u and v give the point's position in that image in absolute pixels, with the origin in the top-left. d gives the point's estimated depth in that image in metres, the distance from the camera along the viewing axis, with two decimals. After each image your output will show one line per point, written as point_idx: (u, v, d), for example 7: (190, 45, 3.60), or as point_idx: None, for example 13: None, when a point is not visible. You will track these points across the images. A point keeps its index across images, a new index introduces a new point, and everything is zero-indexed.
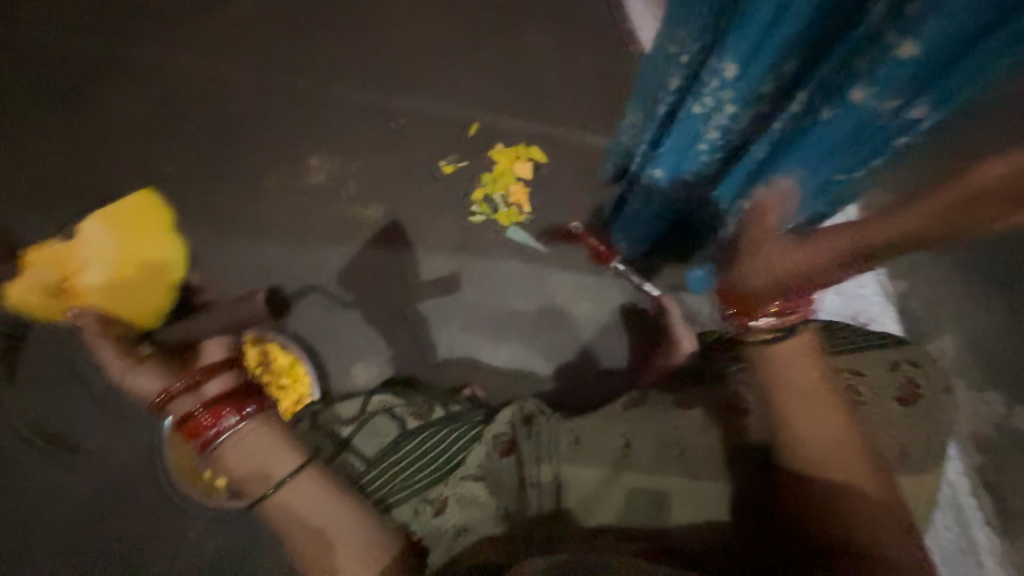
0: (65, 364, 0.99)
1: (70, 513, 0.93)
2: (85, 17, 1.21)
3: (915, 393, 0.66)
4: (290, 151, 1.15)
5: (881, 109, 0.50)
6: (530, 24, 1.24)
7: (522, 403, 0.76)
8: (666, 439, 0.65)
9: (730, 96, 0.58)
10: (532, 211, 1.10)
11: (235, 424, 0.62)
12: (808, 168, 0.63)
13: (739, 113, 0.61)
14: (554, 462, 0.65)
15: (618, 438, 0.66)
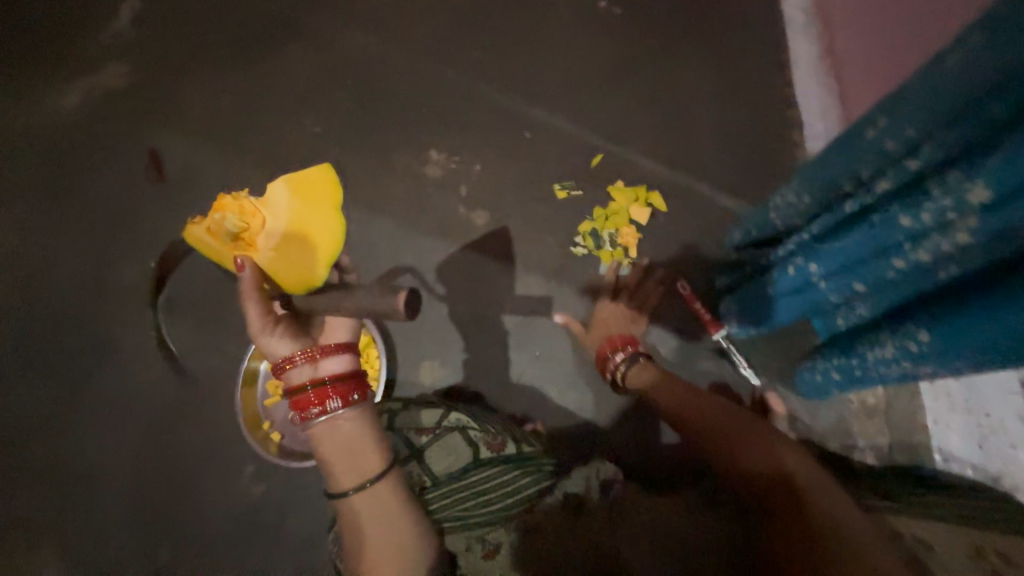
0: (204, 289, 1.17)
1: (177, 416, 1.10)
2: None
3: None
4: (418, 142, 1.21)
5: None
6: (683, 59, 1.17)
7: (601, 466, 0.75)
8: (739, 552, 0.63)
9: (967, 223, 0.45)
10: (634, 254, 1.05)
11: (337, 410, 0.63)
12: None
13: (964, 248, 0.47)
14: (621, 540, 0.64)
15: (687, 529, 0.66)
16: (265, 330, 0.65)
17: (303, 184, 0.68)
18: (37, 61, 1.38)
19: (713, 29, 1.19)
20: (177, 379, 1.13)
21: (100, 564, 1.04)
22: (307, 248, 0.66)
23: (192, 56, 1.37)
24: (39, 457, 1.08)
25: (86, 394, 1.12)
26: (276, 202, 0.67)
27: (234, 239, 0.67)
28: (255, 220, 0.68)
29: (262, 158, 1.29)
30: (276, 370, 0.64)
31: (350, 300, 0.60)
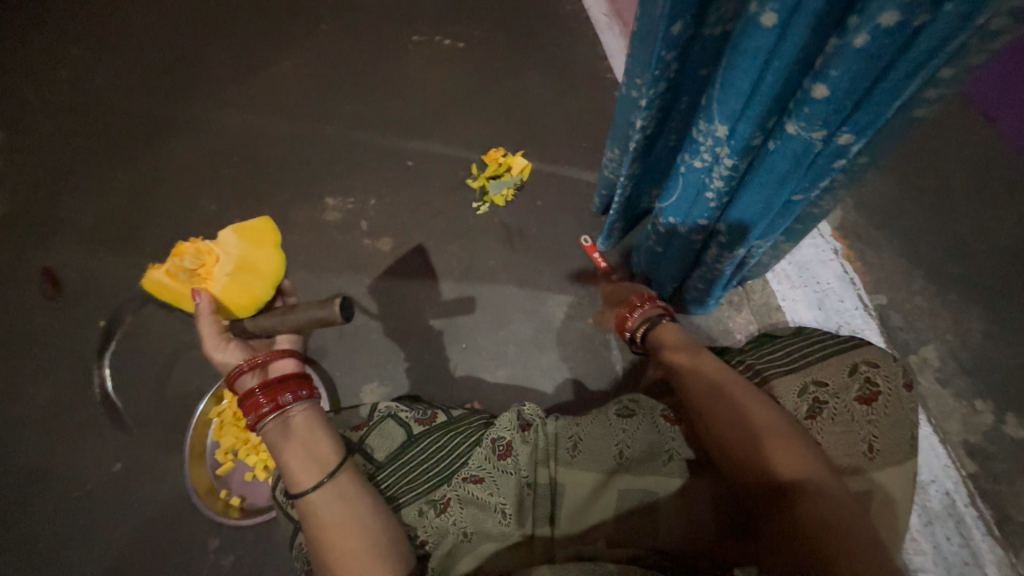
0: (132, 383, 1.18)
1: (124, 519, 1.06)
2: (167, 102, 1.50)
3: (875, 394, 0.64)
4: (316, 196, 1.33)
5: (820, 139, 0.55)
6: (524, 72, 1.39)
7: (521, 407, 0.72)
8: (657, 446, 0.67)
9: (723, 150, 0.63)
10: (525, 236, 1.19)
11: (292, 404, 0.71)
12: (768, 202, 0.67)
13: (735, 164, 0.64)
14: (552, 465, 0.67)
15: (612, 445, 0.67)
16: (220, 346, 0.76)
17: (249, 231, 0.88)
18: None
19: (543, 47, 1.42)
20: (115, 480, 1.09)
21: None
22: (260, 274, 0.85)
23: (74, 169, 1.41)
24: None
25: (16, 529, 1.06)
26: (228, 243, 0.85)
27: (191, 274, 0.82)
28: (210, 257, 0.83)
29: (165, 246, 1.33)
30: (228, 380, 0.74)
31: (294, 312, 0.73)
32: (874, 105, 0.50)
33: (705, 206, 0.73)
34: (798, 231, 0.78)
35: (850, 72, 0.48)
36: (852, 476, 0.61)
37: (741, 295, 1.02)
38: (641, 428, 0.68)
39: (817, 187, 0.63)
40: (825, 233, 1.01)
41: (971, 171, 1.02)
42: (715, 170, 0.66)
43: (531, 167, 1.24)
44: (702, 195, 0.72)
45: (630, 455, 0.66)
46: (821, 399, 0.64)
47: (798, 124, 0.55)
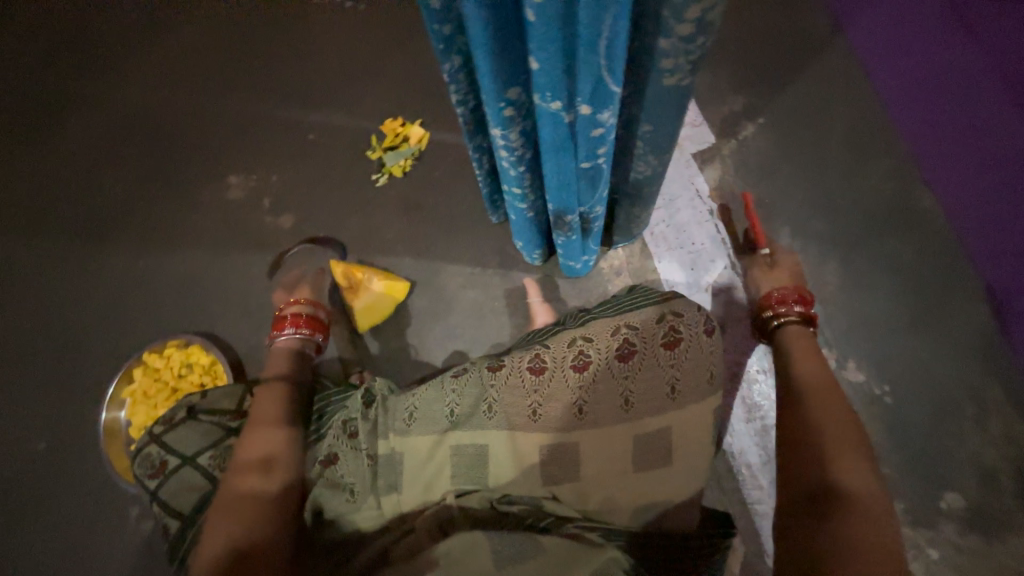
0: (49, 366, 1.21)
1: (49, 494, 1.12)
2: (64, 77, 1.45)
3: (677, 339, 0.68)
4: (219, 173, 1.31)
5: (558, 110, 0.49)
6: (426, 34, 1.34)
7: (372, 384, 0.78)
8: (475, 407, 0.70)
9: (493, 126, 0.56)
10: (422, 207, 1.19)
11: (318, 341, 0.87)
12: (560, 174, 0.62)
13: (510, 139, 0.58)
14: (390, 439, 0.72)
15: (444, 415, 0.71)
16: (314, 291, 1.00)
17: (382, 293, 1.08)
18: None
19: None
20: (37, 459, 1.14)
21: None
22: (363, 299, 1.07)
23: None
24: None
25: None
26: (367, 284, 1.07)
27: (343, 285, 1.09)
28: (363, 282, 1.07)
29: (70, 229, 1.31)
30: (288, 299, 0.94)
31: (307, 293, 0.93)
32: (587, 73, 0.45)
33: (512, 178, 0.67)
34: (642, 193, 0.79)
35: (550, 42, 0.41)
36: (656, 416, 0.67)
37: (621, 260, 1.04)
38: (470, 388, 0.71)
39: (597, 154, 0.59)
40: (703, 194, 1.03)
41: (845, 128, 1.04)
42: (496, 141, 0.59)
43: (429, 136, 1.23)
44: (507, 170, 0.66)
45: (460, 416, 0.70)
46: (629, 342, 0.69)
47: (537, 95, 0.48)
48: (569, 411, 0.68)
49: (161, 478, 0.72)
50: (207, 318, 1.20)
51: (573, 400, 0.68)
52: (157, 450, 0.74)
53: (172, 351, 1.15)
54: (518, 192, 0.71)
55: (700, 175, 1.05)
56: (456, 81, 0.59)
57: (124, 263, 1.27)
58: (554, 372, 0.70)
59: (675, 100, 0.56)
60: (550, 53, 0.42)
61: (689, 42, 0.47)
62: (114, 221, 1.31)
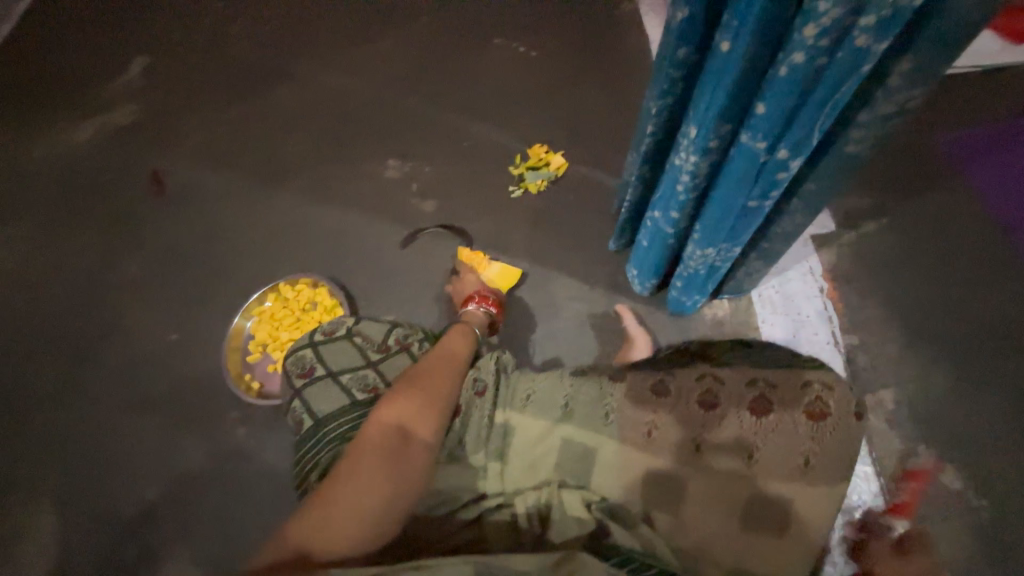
0: (205, 274, 1.43)
1: (173, 376, 1.31)
2: (281, 52, 1.77)
3: (823, 412, 0.77)
4: (381, 154, 1.54)
5: (760, 150, 0.60)
6: (584, 85, 1.55)
7: (499, 356, 0.94)
8: (596, 406, 0.83)
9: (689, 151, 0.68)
10: (547, 221, 1.33)
11: (492, 313, 1.11)
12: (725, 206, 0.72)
13: (696, 165, 0.69)
14: (508, 410, 0.84)
15: (559, 402, 0.84)
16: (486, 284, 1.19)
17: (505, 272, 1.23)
18: (77, 107, 1.73)
19: (605, 66, 1.58)
20: (173, 346, 1.34)
21: (93, 496, 1.20)
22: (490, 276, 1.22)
23: (201, 97, 1.72)
24: (58, 423, 1.28)
25: (98, 366, 1.33)
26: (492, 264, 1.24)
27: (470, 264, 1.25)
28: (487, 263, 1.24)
29: (252, 170, 1.58)
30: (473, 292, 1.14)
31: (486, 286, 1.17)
32: (801, 124, 0.56)
33: (677, 200, 0.78)
34: (771, 249, 0.88)
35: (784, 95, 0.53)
36: (780, 480, 0.74)
37: (725, 311, 1.11)
38: (588, 388, 0.85)
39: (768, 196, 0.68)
40: (816, 272, 1.10)
41: (968, 247, 1.09)
42: (683, 166, 0.71)
43: (567, 167, 1.39)
44: (677, 191, 0.77)
45: (574, 408, 0.83)
46: (766, 400, 0.80)
47: (747, 134, 0.60)
48: (689, 441, 0.78)
49: (306, 379, 0.95)
50: (339, 268, 1.39)
51: (696, 435, 0.78)
52: (313, 356, 0.96)
53: (303, 287, 1.33)
54: (674, 216, 0.82)
55: (816, 256, 1.11)
56: (661, 116, 0.74)
57: (284, 205, 1.51)
58: (674, 395, 0.83)
59: (847, 168, 0.66)
60: (779, 102, 0.54)
61: (884, 120, 0.58)
62: (286, 172, 1.56)
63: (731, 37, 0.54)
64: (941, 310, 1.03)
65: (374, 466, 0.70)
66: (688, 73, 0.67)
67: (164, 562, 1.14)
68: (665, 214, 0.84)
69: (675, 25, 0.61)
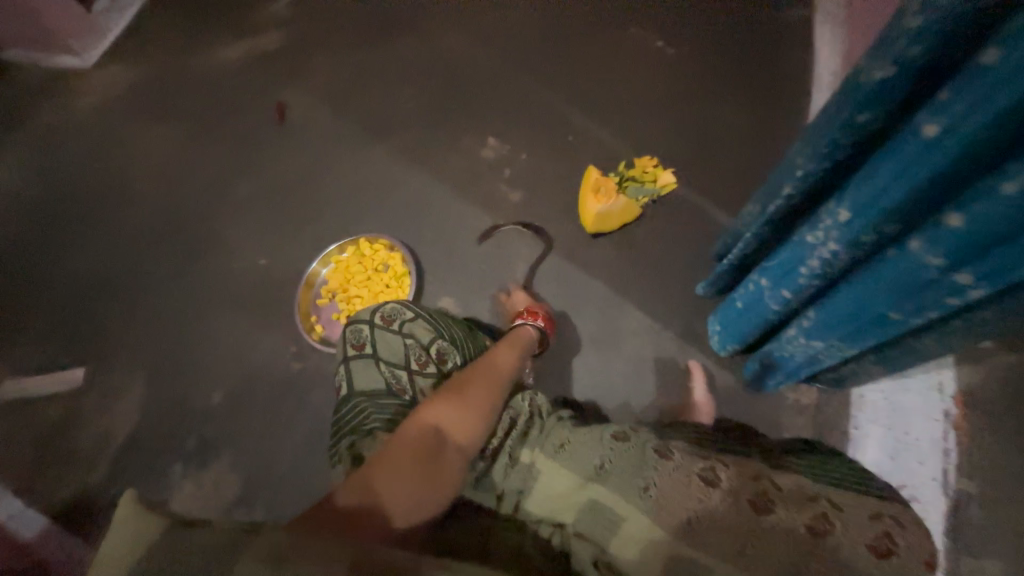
0: (301, 212, 1.53)
1: (255, 298, 1.43)
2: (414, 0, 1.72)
3: (888, 551, 0.65)
4: (483, 130, 1.49)
5: (932, 266, 0.47)
6: (719, 100, 1.38)
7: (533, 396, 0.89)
8: (631, 473, 0.73)
9: (830, 235, 0.56)
10: (635, 243, 1.22)
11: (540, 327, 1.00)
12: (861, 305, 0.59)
13: (835, 252, 0.57)
14: (535, 453, 0.79)
15: (594, 458, 0.75)
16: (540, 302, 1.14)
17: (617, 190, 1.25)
18: (226, 23, 1.83)
19: (748, 83, 1.38)
20: (260, 271, 1.47)
21: (173, 383, 1.37)
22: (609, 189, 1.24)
23: (331, 34, 1.75)
24: (162, 311, 1.46)
25: (202, 272, 1.49)
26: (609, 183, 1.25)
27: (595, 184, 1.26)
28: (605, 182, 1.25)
29: (360, 119, 1.61)
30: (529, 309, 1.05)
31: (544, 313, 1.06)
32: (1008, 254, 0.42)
33: (796, 281, 0.66)
34: (895, 357, 0.73)
35: (996, 213, 0.40)
36: None
37: (811, 402, 0.95)
38: (628, 453, 0.76)
39: (923, 313, 0.54)
40: (944, 390, 0.88)
41: None
42: (815, 249, 0.59)
43: (675, 187, 1.25)
44: (797, 272, 0.65)
45: (608, 471, 0.74)
46: (828, 520, 0.67)
47: (920, 241, 0.47)
48: (726, 542, 0.65)
49: (356, 352, 0.90)
50: (417, 238, 1.40)
51: (737, 540, 0.65)
52: (367, 334, 0.90)
53: (381, 247, 1.37)
54: (786, 294, 0.70)
55: (951, 371, 0.89)
56: (807, 182, 0.61)
57: (382, 162, 1.53)
58: (724, 489, 0.71)
59: None
60: (976, 222, 0.41)
61: None
62: (392, 128, 1.57)
63: (942, 112, 0.40)
64: None
65: (409, 466, 0.67)
66: (861, 144, 0.53)
67: (213, 459, 1.29)
68: (775, 289, 0.72)
69: (865, 84, 0.48)
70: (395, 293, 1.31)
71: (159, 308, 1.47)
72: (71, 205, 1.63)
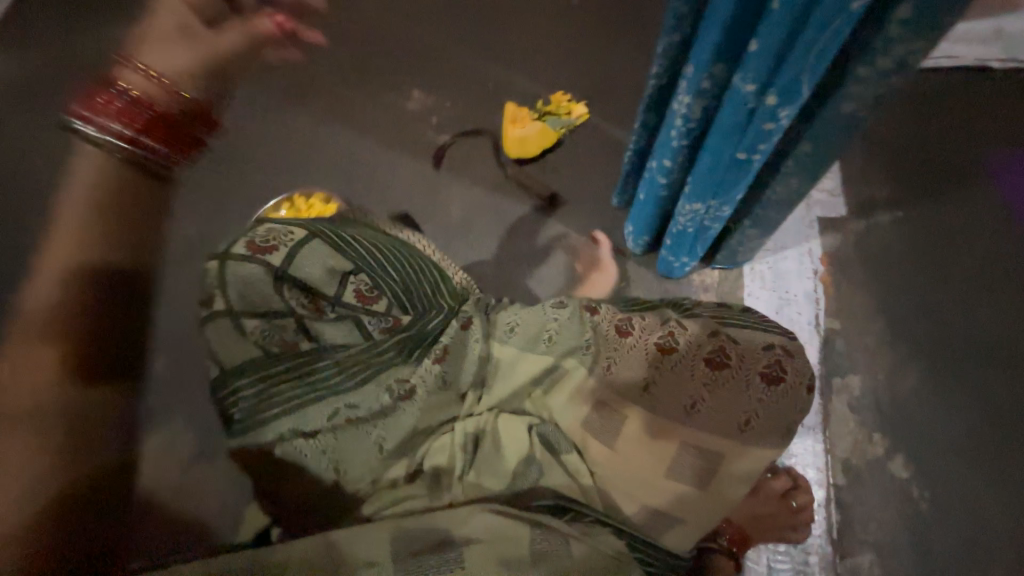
0: (226, 178, 1.50)
1: (187, 266, 1.40)
2: None
3: (778, 376, 0.77)
4: (405, 82, 1.53)
5: (750, 94, 0.60)
6: (619, 38, 1.51)
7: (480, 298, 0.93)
8: (573, 337, 0.83)
9: (682, 92, 0.68)
10: (557, 169, 1.32)
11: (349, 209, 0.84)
12: (716, 156, 0.72)
13: (690, 107, 0.69)
14: (491, 343, 0.86)
15: (540, 331, 0.84)
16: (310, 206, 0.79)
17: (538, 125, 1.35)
18: None
19: (643, 23, 1.53)
20: (189, 239, 1.43)
21: None
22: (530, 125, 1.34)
23: None
24: None
25: None
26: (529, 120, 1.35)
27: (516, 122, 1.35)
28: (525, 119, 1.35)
29: (278, 81, 1.60)
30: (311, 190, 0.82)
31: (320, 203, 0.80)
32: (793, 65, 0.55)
33: (670, 148, 0.78)
34: (765, 214, 0.87)
35: (778, 30, 0.53)
36: (717, 427, 0.76)
37: (715, 279, 1.11)
38: (569, 320, 0.84)
39: (756, 150, 0.68)
40: (814, 255, 1.08)
41: (977, 253, 1.07)
42: (677, 110, 0.71)
43: (588, 118, 1.37)
44: (669, 138, 0.77)
45: (554, 343, 0.83)
46: (725, 353, 0.78)
47: (739, 74, 0.60)
48: (639, 379, 0.79)
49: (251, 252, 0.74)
50: (351, 190, 1.43)
51: (646, 376, 0.79)
52: (276, 231, 0.77)
53: (315, 200, 1.38)
54: (667, 165, 0.82)
55: (818, 240, 1.09)
56: (665, 57, 0.72)
57: (306, 121, 1.54)
58: (658, 341, 0.81)
59: (842, 128, 0.65)
60: (770, 41, 0.54)
61: (882, 74, 0.58)
62: (312, 87, 1.57)
63: None
64: (929, 311, 1.03)
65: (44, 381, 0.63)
66: (695, 12, 0.65)
67: (161, 428, 1.26)
68: (658, 164, 0.84)
69: None
70: None
71: None
72: None
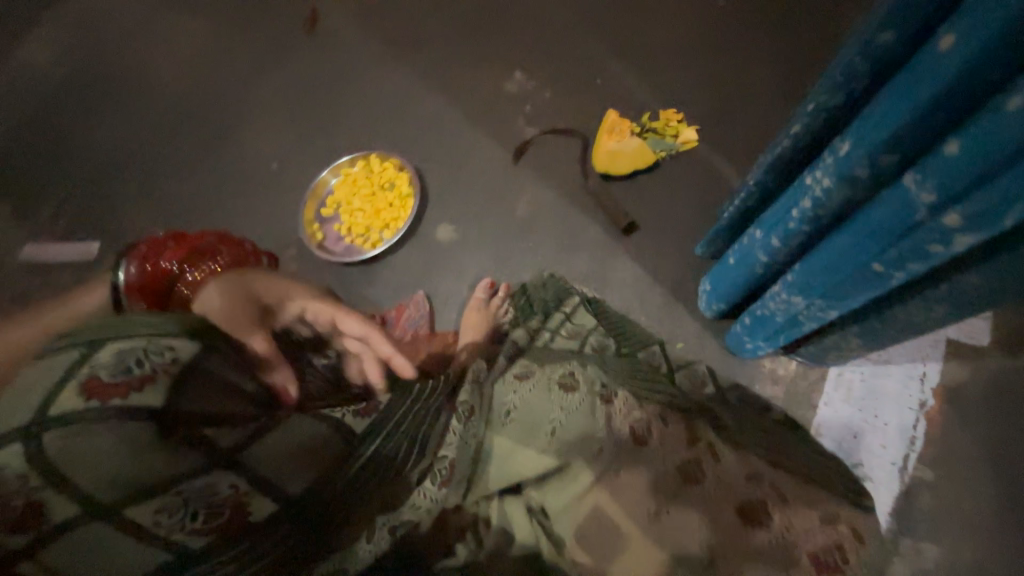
0: (316, 122, 1.51)
1: (262, 200, 1.45)
2: None
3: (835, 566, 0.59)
4: (509, 60, 1.43)
5: (921, 203, 0.45)
6: (762, 56, 1.28)
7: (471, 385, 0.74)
8: (582, 435, 0.64)
9: (825, 172, 0.53)
10: (643, 195, 1.18)
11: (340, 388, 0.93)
12: (843, 257, 0.57)
13: (828, 191, 0.54)
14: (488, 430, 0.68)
15: (549, 419, 0.66)
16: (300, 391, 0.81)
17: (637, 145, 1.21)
18: None
19: (798, 42, 1.28)
20: (271, 175, 1.48)
21: None
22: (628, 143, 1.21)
23: None
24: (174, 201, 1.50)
25: (217, 168, 1.52)
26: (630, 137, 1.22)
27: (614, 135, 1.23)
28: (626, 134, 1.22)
29: (387, 34, 1.56)
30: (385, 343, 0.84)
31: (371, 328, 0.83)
32: (1003, 186, 0.40)
33: (785, 227, 0.63)
34: (879, 330, 0.71)
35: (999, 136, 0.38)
36: None
37: (789, 372, 0.94)
38: (580, 412, 0.66)
39: (904, 266, 0.52)
40: (926, 381, 0.88)
41: None
42: (810, 189, 0.56)
43: (696, 145, 1.21)
44: (788, 216, 0.62)
45: (558, 441, 0.64)
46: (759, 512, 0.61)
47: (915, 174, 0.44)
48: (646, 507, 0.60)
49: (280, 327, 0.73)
50: (426, 161, 1.38)
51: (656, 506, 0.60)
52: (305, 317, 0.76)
53: (389, 165, 1.35)
54: (774, 244, 0.67)
55: (939, 366, 0.88)
56: (815, 118, 0.57)
57: (402, 80, 1.50)
58: (707, 483, 0.62)
59: None
60: (980, 147, 0.39)
61: None
62: (417, 46, 1.52)
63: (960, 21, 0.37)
64: None
65: None
66: (877, 74, 0.49)
67: None
68: (764, 239, 0.69)
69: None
70: (397, 213, 1.31)
71: (171, 202, 1.51)
72: (104, 93, 1.68)
